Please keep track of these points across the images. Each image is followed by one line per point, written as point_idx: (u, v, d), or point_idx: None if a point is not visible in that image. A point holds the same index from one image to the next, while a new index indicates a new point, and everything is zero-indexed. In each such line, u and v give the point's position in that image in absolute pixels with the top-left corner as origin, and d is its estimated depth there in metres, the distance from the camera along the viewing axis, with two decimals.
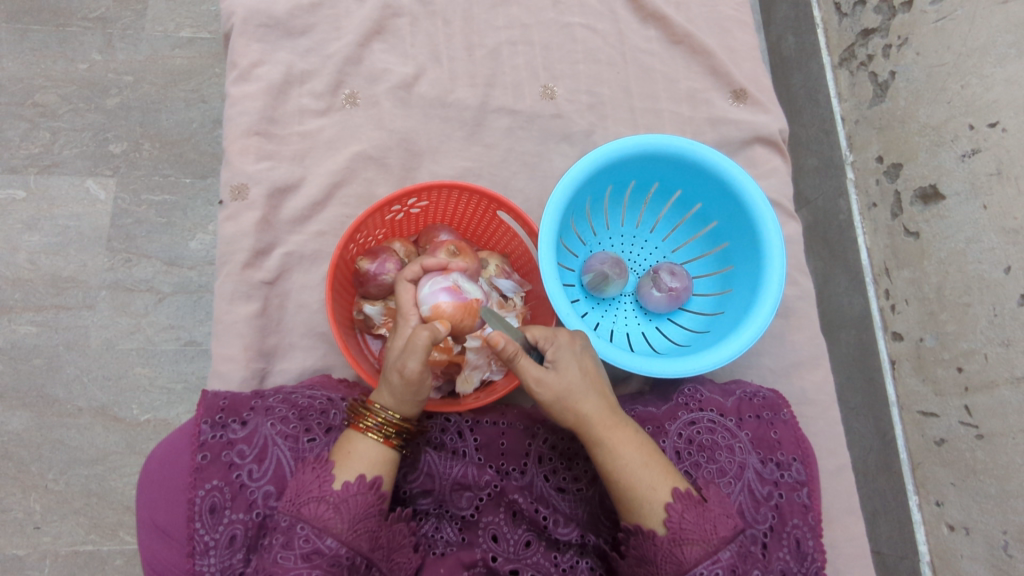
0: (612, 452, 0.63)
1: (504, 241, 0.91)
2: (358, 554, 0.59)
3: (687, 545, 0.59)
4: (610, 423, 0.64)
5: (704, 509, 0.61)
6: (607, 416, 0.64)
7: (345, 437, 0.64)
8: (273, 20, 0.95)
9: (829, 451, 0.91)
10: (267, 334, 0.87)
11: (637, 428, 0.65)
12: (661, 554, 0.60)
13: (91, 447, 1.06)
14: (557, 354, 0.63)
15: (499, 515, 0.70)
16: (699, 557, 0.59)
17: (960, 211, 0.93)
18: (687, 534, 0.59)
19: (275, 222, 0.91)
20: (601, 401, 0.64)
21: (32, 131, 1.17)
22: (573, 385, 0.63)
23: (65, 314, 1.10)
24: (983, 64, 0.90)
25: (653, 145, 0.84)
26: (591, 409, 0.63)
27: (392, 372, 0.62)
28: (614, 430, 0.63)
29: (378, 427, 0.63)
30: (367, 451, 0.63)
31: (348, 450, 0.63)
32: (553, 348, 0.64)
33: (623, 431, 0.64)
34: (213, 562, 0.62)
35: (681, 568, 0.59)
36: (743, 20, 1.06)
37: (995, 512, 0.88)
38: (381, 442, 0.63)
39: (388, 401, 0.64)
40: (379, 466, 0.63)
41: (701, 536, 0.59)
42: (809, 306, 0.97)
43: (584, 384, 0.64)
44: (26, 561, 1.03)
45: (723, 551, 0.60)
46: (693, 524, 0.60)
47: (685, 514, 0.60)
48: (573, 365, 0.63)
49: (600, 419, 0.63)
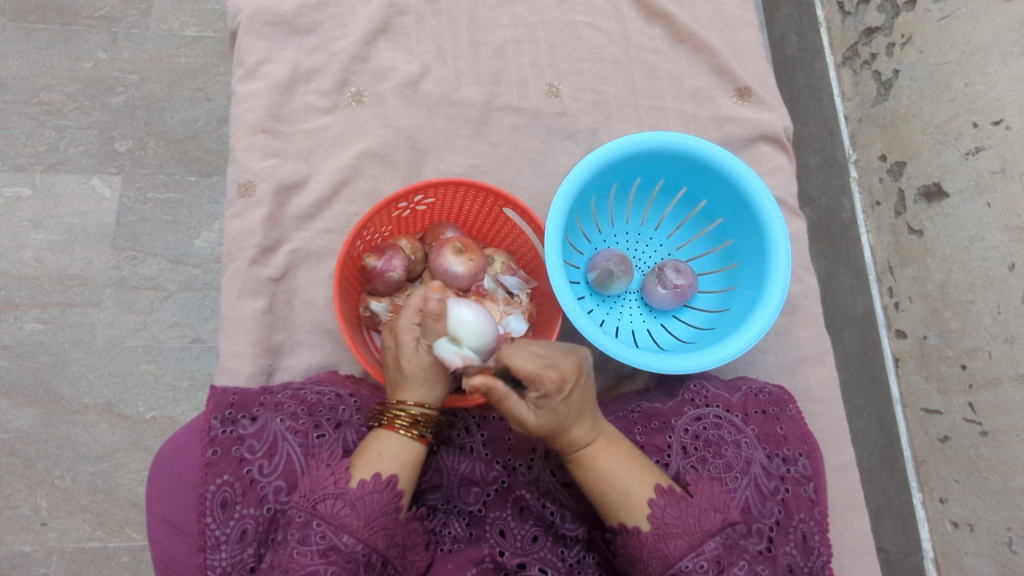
0: (587, 468, 0.64)
1: (510, 238, 0.91)
2: (374, 552, 0.59)
3: (671, 539, 0.59)
4: (588, 444, 0.64)
5: (687, 504, 0.61)
6: (586, 437, 0.64)
7: (372, 436, 0.65)
8: (279, 18, 0.96)
9: (834, 448, 0.91)
10: (274, 331, 0.88)
11: (614, 436, 0.66)
12: (647, 550, 0.60)
13: (97, 444, 1.07)
14: (543, 401, 0.60)
15: (507, 511, 0.71)
16: (683, 550, 0.59)
17: (964, 209, 0.94)
18: (670, 528, 0.60)
19: (282, 219, 0.91)
20: (581, 429, 0.63)
21: (37, 130, 1.17)
22: (556, 425, 0.62)
23: (70, 312, 1.11)
24: (987, 62, 0.91)
25: (658, 142, 0.84)
26: (572, 438, 0.63)
27: (418, 356, 0.66)
28: (590, 448, 0.64)
29: (409, 423, 0.65)
30: (397, 451, 0.64)
31: (373, 449, 0.63)
32: (541, 398, 0.60)
33: (599, 446, 0.64)
34: (224, 557, 0.63)
35: (667, 562, 0.59)
36: (747, 18, 1.06)
37: (999, 508, 0.88)
38: (414, 439, 0.65)
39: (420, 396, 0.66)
40: (407, 465, 0.64)
41: (684, 529, 0.60)
42: (814, 304, 0.97)
43: (567, 420, 0.62)
44: (32, 558, 1.03)
45: (707, 544, 0.59)
46: (675, 518, 0.60)
47: (668, 509, 0.61)
48: (557, 411, 0.61)
49: (577, 445, 0.64)
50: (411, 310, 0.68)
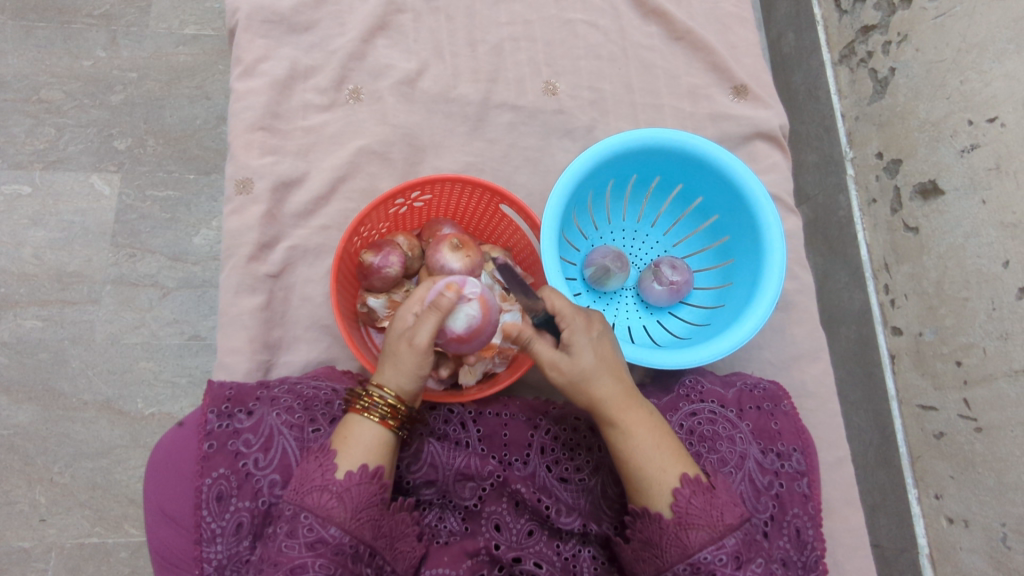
0: (624, 432, 0.64)
1: (507, 235, 0.92)
2: (361, 543, 0.60)
3: (692, 529, 0.59)
4: (624, 405, 0.65)
5: (712, 496, 0.61)
6: (622, 399, 0.65)
7: (344, 422, 0.64)
8: (278, 16, 0.96)
9: (829, 444, 0.92)
10: (272, 327, 0.88)
11: (653, 411, 0.66)
12: (667, 537, 0.60)
13: (96, 440, 1.07)
14: (572, 338, 0.65)
15: (502, 505, 0.71)
16: (704, 541, 0.59)
17: (960, 206, 0.94)
18: (693, 519, 0.59)
19: (279, 216, 0.91)
20: (617, 384, 0.65)
21: (37, 127, 1.18)
22: (587, 368, 0.64)
23: (70, 309, 1.11)
24: (983, 60, 0.91)
25: (654, 139, 0.85)
26: (607, 391, 0.65)
27: (397, 344, 0.64)
28: (629, 413, 0.64)
29: (379, 408, 0.64)
30: (363, 436, 0.63)
31: (344, 433, 0.63)
32: (568, 332, 0.65)
33: (636, 412, 0.65)
34: (220, 549, 0.63)
35: (685, 552, 0.59)
36: (744, 16, 1.06)
37: (993, 504, 0.88)
38: (379, 424, 0.64)
39: (388, 381, 0.65)
40: (377, 452, 0.63)
41: (707, 521, 0.59)
42: (809, 300, 0.97)
43: (599, 369, 0.65)
44: (32, 553, 1.04)
45: (728, 538, 0.59)
46: (699, 510, 0.60)
47: (692, 500, 0.60)
48: (588, 350, 0.64)
49: (615, 403, 0.64)
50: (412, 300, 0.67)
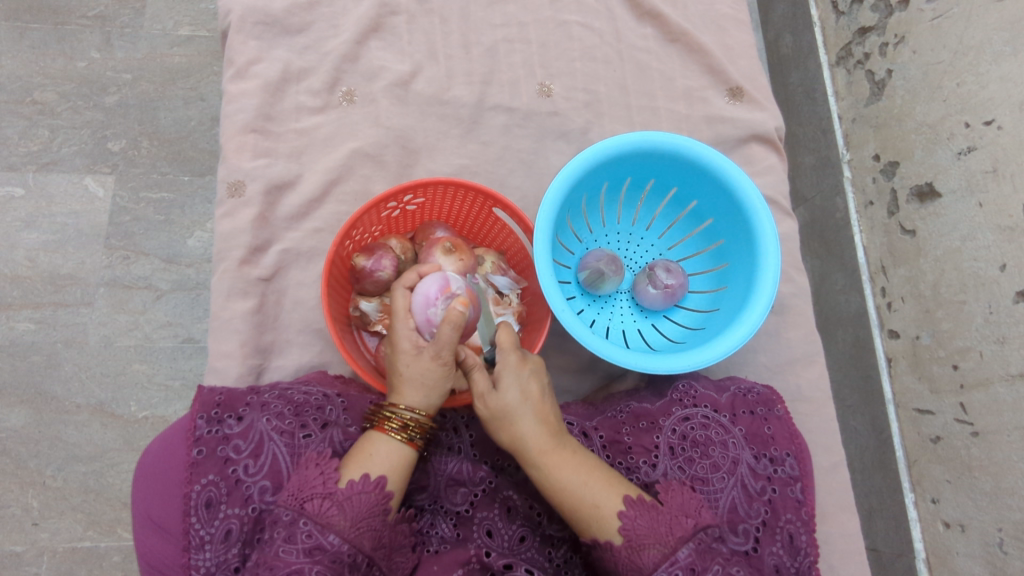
0: (549, 475, 0.63)
1: (500, 238, 0.91)
2: (360, 553, 0.59)
3: (644, 550, 0.58)
4: (548, 448, 0.64)
5: (657, 513, 0.60)
6: (544, 440, 0.64)
7: (366, 440, 0.64)
8: (270, 18, 0.96)
9: (825, 449, 0.91)
10: (264, 331, 0.88)
11: (578, 448, 0.65)
12: (622, 563, 0.59)
13: (88, 444, 1.07)
14: (500, 375, 0.65)
15: (494, 510, 0.71)
16: (657, 560, 0.57)
17: (956, 209, 0.93)
18: (642, 538, 0.58)
19: (272, 219, 0.91)
20: (539, 425, 0.64)
21: (31, 129, 1.17)
22: (509, 406, 0.64)
23: (63, 312, 1.11)
24: (979, 62, 0.90)
25: (648, 141, 0.84)
26: (528, 431, 0.64)
27: (422, 365, 0.64)
28: (551, 455, 0.63)
29: (400, 427, 0.64)
30: (387, 455, 0.63)
31: (365, 451, 0.63)
32: (500, 366, 0.65)
33: (560, 456, 0.63)
34: (208, 557, 0.63)
35: (640, 575, 0.58)
36: (740, 18, 1.06)
37: (990, 509, 0.88)
38: (403, 442, 0.64)
39: (415, 401, 0.65)
40: (392, 467, 0.63)
41: (657, 539, 0.58)
42: (805, 304, 0.97)
43: (522, 408, 0.64)
44: (24, 558, 1.03)
45: (681, 552, 0.58)
46: (647, 527, 0.59)
47: (639, 519, 0.59)
48: (513, 387, 0.64)
49: (537, 443, 0.64)
50: (404, 316, 0.66)
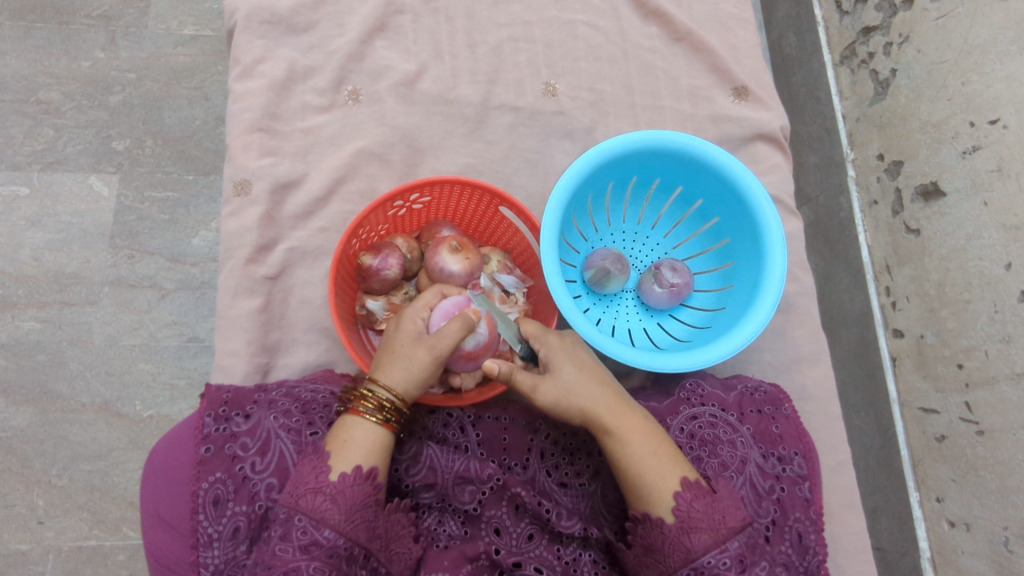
0: (621, 441, 0.64)
1: (506, 237, 0.91)
2: (356, 545, 0.59)
3: (694, 533, 0.59)
4: (618, 412, 0.65)
5: (713, 499, 0.60)
6: (614, 405, 0.65)
7: (341, 424, 0.64)
8: (276, 17, 0.96)
9: (830, 447, 0.91)
10: (270, 330, 0.88)
11: (647, 416, 0.66)
12: (669, 542, 0.59)
13: (94, 443, 1.07)
14: (550, 355, 0.67)
15: (502, 508, 0.71)
16: (706, 545, 0.58)
17: (961, 208, 0.93)
18: (695, 522, 0.59)
19: (278, 218, 0.91)
20: (604, 392, 0.66)
21: (35, 128, 1.18)
22: (569, 381, 0.65)
23: (67, 311, 1.11)
24: (985, 61, 0.90)
25: (655, 140, 0.84)
26: (594, 400, 0.65)
27: (413, 350, 0.65)
28: (623, 420, 0.64)
29: (375, 408, 0.64)
30: (364, 438, 0.63)
31: (341, 438, 0.62)
32: (546, 350, 0.67)
33: (632, 418, 0.64)
34: (217, 554, 0.63)
35: (688, 557, 0.58)
36: (745, 17, 1.06)
37: (996, 507, 0.88)
38: (379, 424, 0.64)
39: (392, 382, 0.65)
40: (376, 454, 0.63)
41: (710, 525, 0.59)
42: (810, 303, 0.97)
43: (582, 378, 0.66)
44: (29, 557, 1.03)
45: (731, 541, 0.59)
46: (701, 513, 0.59)
47: (694, 503, 0.60)
48: (568, 362, 0.66)
49: (607, 407, 0.65)
50: (421, 306, 0.69)
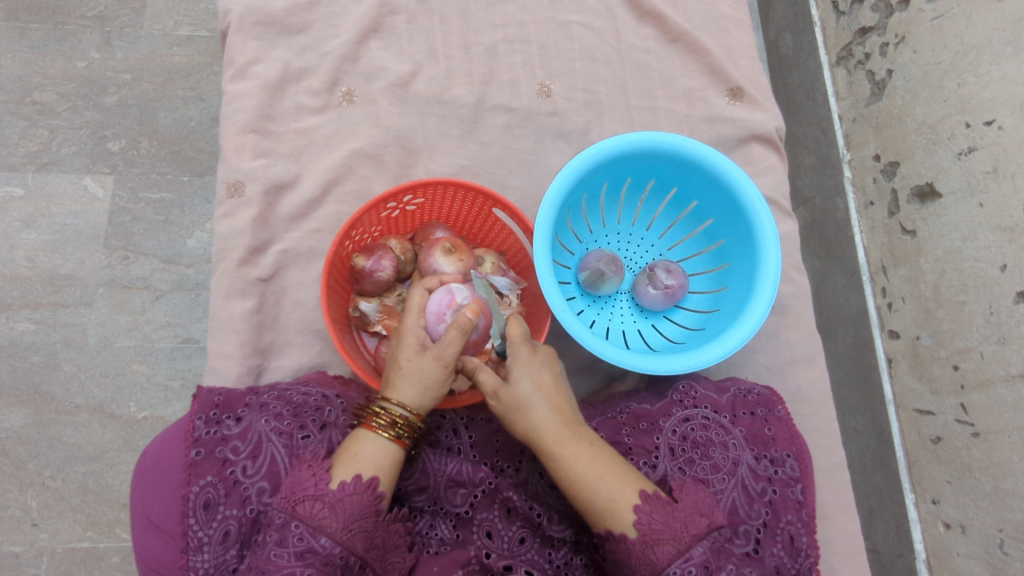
0: (566, 467, 0.62)
1: (500, 238, 0.91)
2: (352, 554, 0.59)
3: (658, 545, 0.59)
4: (565, 438, 0.63)
5: (672, 509, 0.61)
6: (561, 430, 0.63)
7: (353, 437, 0.63)
8: (270, 18, 0.96)
9: (825, 449, 0.91)
10: (263, 332, 0.88)
11: (595, 440, 0.64)
12: (636, 556, 0.59)
13: (88, 444, 1.06)
14: (513, 367, 0.64)
15: (494, 512, 0.71)
16: (671, 556, 0.58)
17: (957, 210, 0.93)
18: (658, 534, 0.59)
19: (271, 219, 0.91)
20: (554, 414, 0.63)
21: (30, 129, 1.17)
22: (523, 399, 0.63)
23: (62, 312, 1.11)
24: (980, 62, 0.90)
25: (649, 142, 0.84)
26: (543, 421, 0.63)
27: (420, 362, 0.64)
28: (569, 446, 0.62)
29: (388, 424, 0.63)
30: (373, 452, 0.62)
31: (351, 450, 0.62)
32: (512, 361, 0.65)
33: (576, 446, 0.62)
34: (207, 558, 0.63)
35: (655, 569, 0.58)
36: (740, 18, 1.06)
37: (991, 510, 0.88)
38: (391, 441, 0.63)
39: (407, 398, 0.64)
40: (383, 466, 0.62)
41: (671, 535, 0.59)
42: (804, 304, 0.97)
43: (535, 399, 0.63)
44: (23, 558, 1.03)
45: (696, 548, 0.59)
46: (662, 524, 0.59)
47: (654, 515, 0.60)
48: (526, 379, 0.63)
49: (553, 434, 0.63)
50: (416, 313, 0.67)
